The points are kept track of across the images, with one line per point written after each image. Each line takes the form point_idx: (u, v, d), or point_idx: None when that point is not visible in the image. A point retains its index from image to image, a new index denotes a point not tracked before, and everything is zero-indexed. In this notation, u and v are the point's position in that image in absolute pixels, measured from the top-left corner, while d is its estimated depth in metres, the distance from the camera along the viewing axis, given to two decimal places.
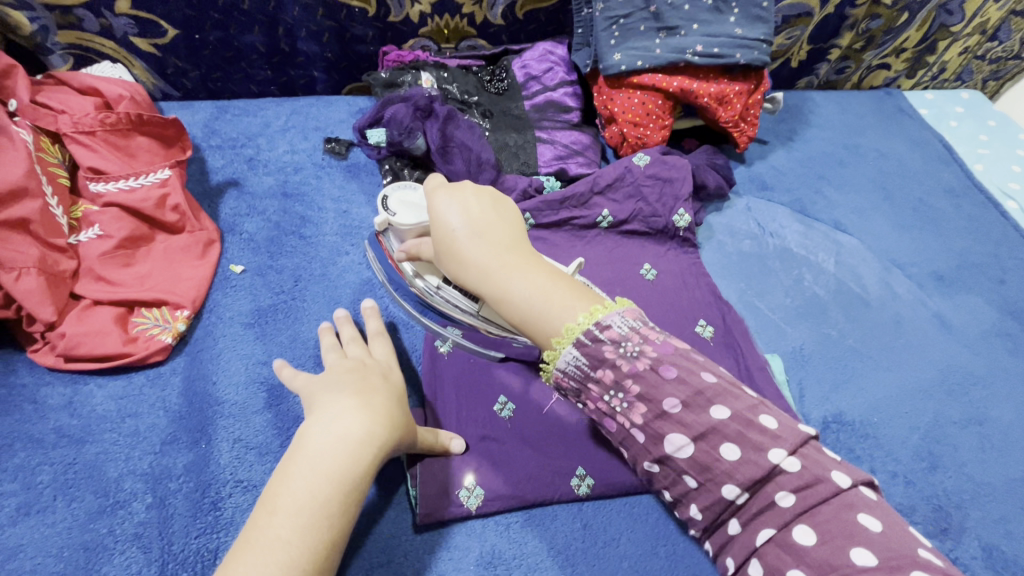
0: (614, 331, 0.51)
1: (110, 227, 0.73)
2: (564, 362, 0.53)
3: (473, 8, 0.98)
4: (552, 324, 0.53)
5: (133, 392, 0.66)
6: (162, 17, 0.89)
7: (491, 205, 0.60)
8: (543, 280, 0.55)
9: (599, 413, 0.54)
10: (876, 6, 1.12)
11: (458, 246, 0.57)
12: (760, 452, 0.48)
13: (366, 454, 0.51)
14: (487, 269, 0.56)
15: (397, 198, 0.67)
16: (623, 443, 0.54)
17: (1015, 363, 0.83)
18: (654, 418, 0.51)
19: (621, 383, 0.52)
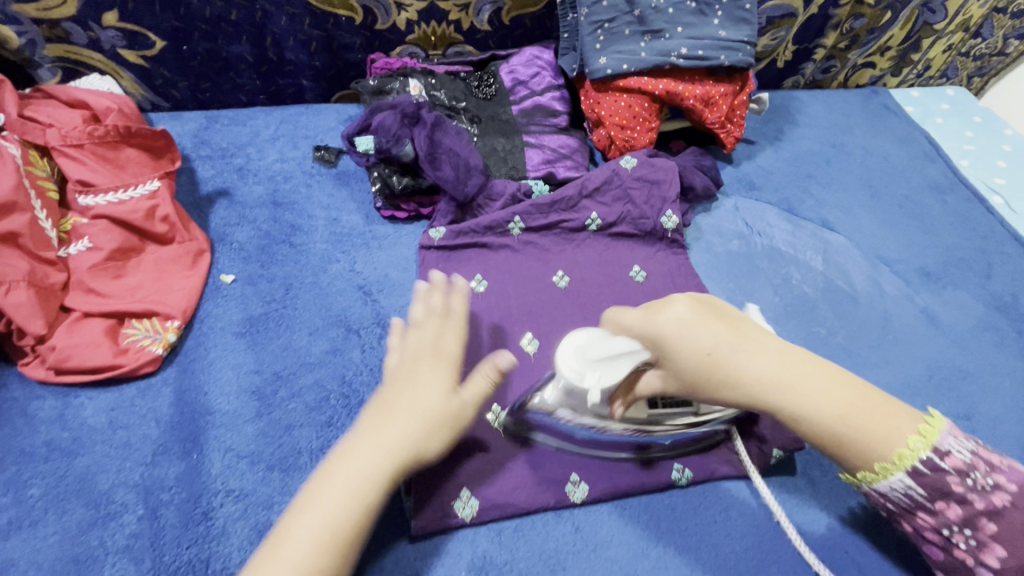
0: (956, 458, 0.55)
1: (99, 239, 0.73)
2: (886, 484, 0.56)
3: (459, 15, 0.98)
4: (873, 451, 0.55)
5: (124, 404, 0.67)
6: (149, 29, 0.89)
7: (720, 316, 0.60)
8: (840, 394, 0.56)
9: (924, 538, 0.58)
10: (860, 5, 1.13)
11: (735, 370, 0.57)
12: (1018, 528, 0.53)
13: (385, 472, 0.53)
14: (781, 387, 0.57)
15: (586, 356, 0.58)
16: (949, 570, 0.57)
17: (1002, 357, 0.83)
18: (1013, 556, 0.53)
19: (990, 512, 0.54)
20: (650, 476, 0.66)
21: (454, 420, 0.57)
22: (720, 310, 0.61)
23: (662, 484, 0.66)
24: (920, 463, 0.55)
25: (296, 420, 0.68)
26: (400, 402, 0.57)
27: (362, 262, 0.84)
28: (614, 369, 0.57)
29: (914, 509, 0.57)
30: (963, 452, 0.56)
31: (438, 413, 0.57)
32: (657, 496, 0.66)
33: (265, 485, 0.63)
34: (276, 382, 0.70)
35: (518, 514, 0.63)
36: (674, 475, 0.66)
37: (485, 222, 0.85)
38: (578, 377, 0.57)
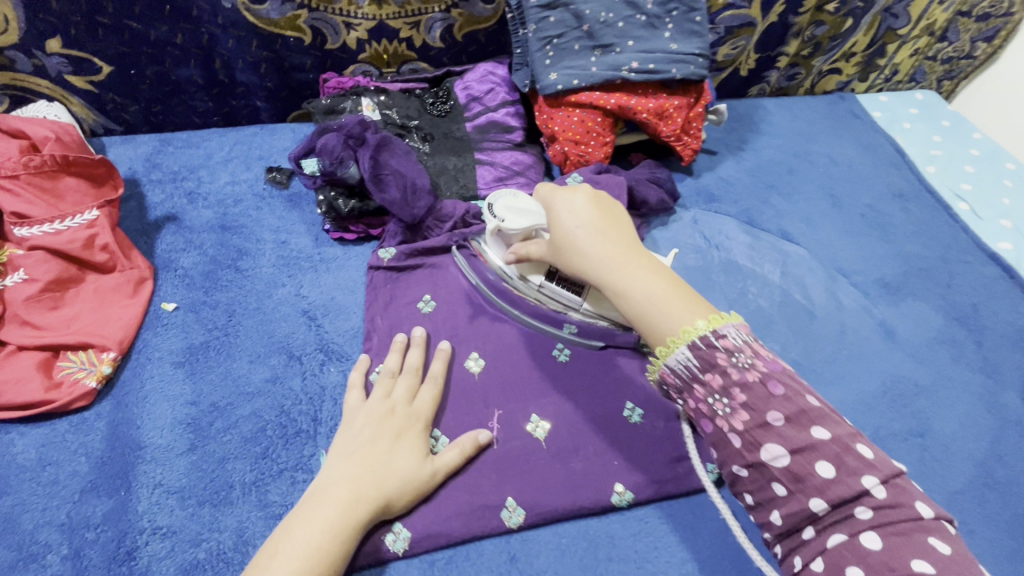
0: (728, 341, 0.55)
1: (34, 270, 0.73)
2: (672, 360, 0.58)
3: (411, 32, 0.98)
4: (664, 325, 0.59)
5: (56, 439, 0.66)
6: (94, 55, 0.89)
7: (604, 208, 0.68)
8: (663, 283, 0.61)
9: (700, 413, 0.58)
10: (820, 13, 1.11)
11: (578, 248, 0.65)
12: (817, 450, 0.51)
13: (361, 513, 0.58)
14: (607, 269, 0.63)
15: (501, 204, 0.75)
16: (716, 444, 0.57)
17: (960, 370, 0.82)
18: (754, 426, 0.53)
19: (726, 390, 0.55)
20: (588, 501, 0.65)
21: (429, 478, 0.62)
22: (605, 204, 0.69)
23: (602, 508, 0.65)
24: (689, 346, 0.57)
25: (230, 452, 0.67)
26: (365, 448, 0.61)
27: (308, 285, 0.84)
28: (518, 221, 0.73)
29: (683, 389, 0.59)
30: (747, 339, 0.57)
31: (414, 466, 0.62)
32: (597, 523, 0.65)
33: (195, 521, 0.62)
34: (212, 414, 0.70)
35: (452, 545, 0.62)
36: (614, 498, 0.66)
37: (432, 245, 0.84)
38: (490, 213, 0.75)
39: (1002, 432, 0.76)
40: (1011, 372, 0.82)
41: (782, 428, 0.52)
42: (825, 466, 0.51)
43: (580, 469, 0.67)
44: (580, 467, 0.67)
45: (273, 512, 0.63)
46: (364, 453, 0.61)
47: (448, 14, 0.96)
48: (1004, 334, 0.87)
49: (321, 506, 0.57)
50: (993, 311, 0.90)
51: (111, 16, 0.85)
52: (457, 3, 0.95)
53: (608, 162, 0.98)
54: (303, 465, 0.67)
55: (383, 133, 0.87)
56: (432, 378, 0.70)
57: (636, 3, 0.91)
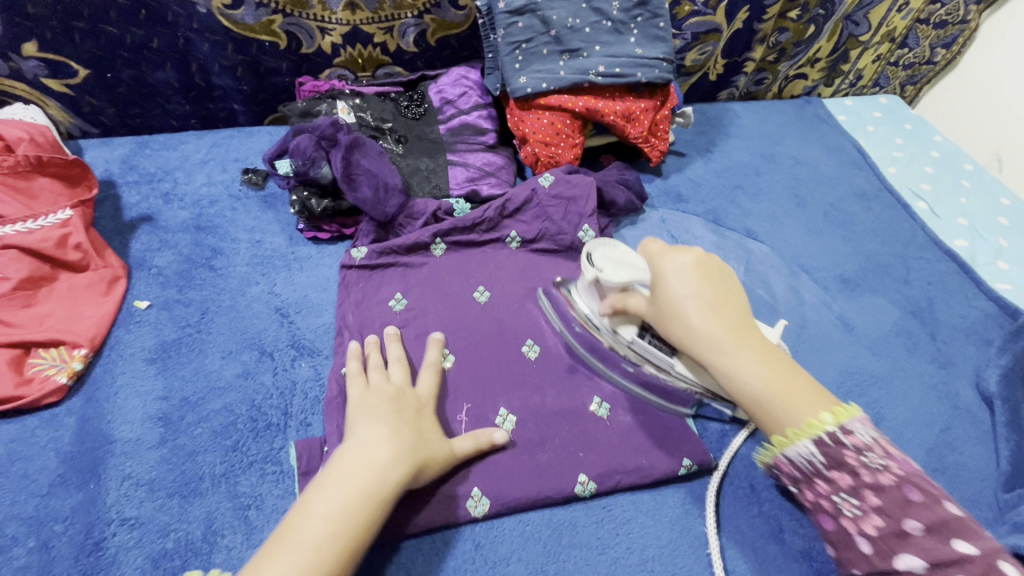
0: (857, 438, 0.54)
1: (5, 269, 0.73)
2: (793, 452, 0.57)
3: (385, 37, 1.00)
4: (785, 416, 0.57)
5: (25, 435, 0.67)
6: (71, 58, 0.90)
7: (716, 280, 0.65)
8: (770, 371, 0.59)
9: (819, 507, 0.57)
10: (783, 20, 1.16)
11: (685, 312, 0.63)
12: (950, 530, 0.49)
13: (396, 478, 0.58)
14: (721, 339, 0.61)
15: (601, 254, 0.72)
16: (835, 542, 0.56)
17: (913, 362, 0.85)
18: (889, 533, 0.51)
19: (855, 488, 0.54)
20: (552, 490, 0.67)
21: (448, 455, 0.64)
22: (719, 274, 0.67)
23: (565, 497, 0.67)
24: (812, 440, 0.55)
25: (201, 445, 0.68)
26: (389, 422, 0.62)
27: (282, 284, 0.85)
28: (618, 271, 0.70)
29: (797, 479, 0.58)
30: (875, 436, 0.54)
31: (436, 443, 0.64)
32: (560, 510, 0.67)
33: (163, 513, 0.63)
34: (183, 408, 0.71)
35: (419, 535, 0.63)
36: (578, 488, 0.67)
37: (404, 243, 0.85)
38: (588, 262, 0.71)
39: (953, 420, 0.79)
40: (962, 363, 0.86)
41: (922, 538, 0.50)
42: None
43: (545, 460, 0.69)
44: (546, 458, 0.69)
45: (242, 503, 0.65)
46: (393, 425, 0.62)
47: (421, 19, 0.99)
48: (957, 327, 0.90)
49: (357, 469, 0.57)
50: (947, 305, 0.93)
51: (87, 20, 0.87)
52: (430, 8, 0.97)
53: (578, 163, 1.01)
54: (273, 457, 0.68)
55: (355, 134, 0.89)
56: (428, 368, 0.72)
57: (602, 9, 0.94)
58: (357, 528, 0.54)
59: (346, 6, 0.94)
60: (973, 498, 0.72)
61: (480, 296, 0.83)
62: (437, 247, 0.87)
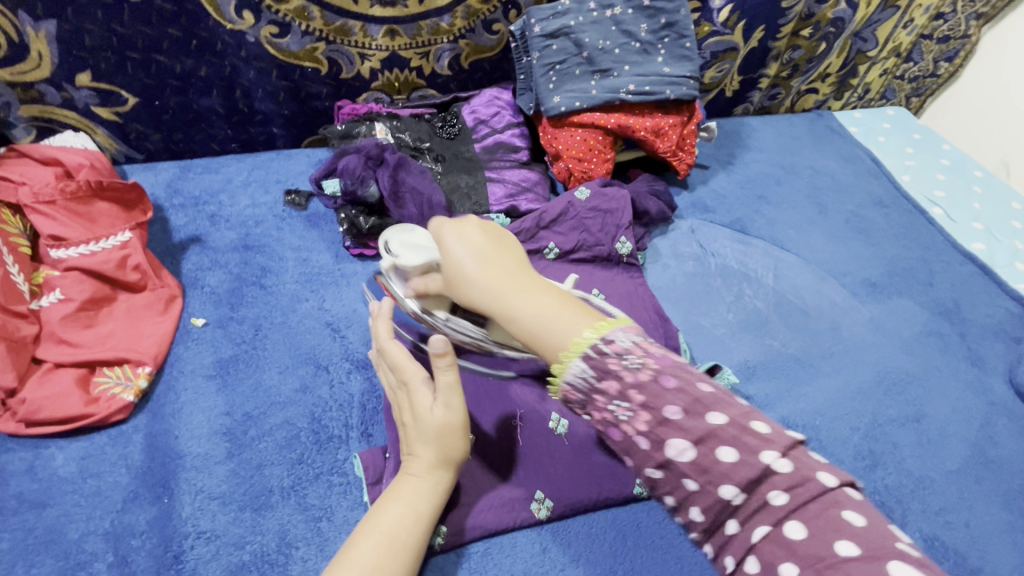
0: (617, 344, 0.50)
1: (70, 290, 0.75)
2: (571, 375, 0.51)
3: (421, 61, 1.04)
4: (546, 353, 0.52)
5: (96, 452, 0.68)
6: (121, 87, 0.93)
7: (497, 238, 0.58)
8: (529, 307, 0.53)
9: (606, 422, 0.51)
10: (796, 38, 1.21)
11: (465, 275, 0.56)
12: (716, 436, 0.46)
13: (431, 492, 0.59)
14: (495, 289, 0.54)
15: (398, 241, 0.67)
16: (625, 451, 0.52)
17: (946, 361, 0.87)
18: (657, 424, 0.48)
19: (625, 391, 0.49)
20: (613, 492, 0.68)
21: (456, 420, 0.59)
22: (501, 234, 0.59)
23: (625, 498, 0.68)
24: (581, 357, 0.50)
25: (267, 459, 0.69)
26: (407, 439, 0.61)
27: (331, 300, 0.88)
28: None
29: (587, 399, 0.51)
30: (638, 343, 0.50)
31: (437, 421, 0.59)
32: (622, 512, 0.68)
33: (237, 525, 0.64)
34: (247, 422, 0.72)
35: (480, 539, 0.64)
36: (637, 489, 0.68)
37: None
38: (389, 253, 0.66)
39: (991, 415, 0.81)
40: (994, 361, 0.88)
41: (681, 420, 0.47)
42: (727, 450, 0.46)
43: (601, 462, 0.70)
44: (602, 460, 0.70)
45: (314, 515, 0.66)
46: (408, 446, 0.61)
47: (456, 44, 1.03)
48: (985, 326, 0.93)
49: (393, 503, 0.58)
50: (973, 306, 0.96)
51: (141, 51, 0.90)
52: (465, 34, 1.02)
53: (609, 177, 1.05)
54: (338, 468, 0.70)
55: (400, 154, 0.93)
56: (386, 343, 0.63)
57: (631, 31, 0.99)
58: (412, 545, 0.56)
59: (387, 33, 0.98)
60: (1017, 490, 0.74)
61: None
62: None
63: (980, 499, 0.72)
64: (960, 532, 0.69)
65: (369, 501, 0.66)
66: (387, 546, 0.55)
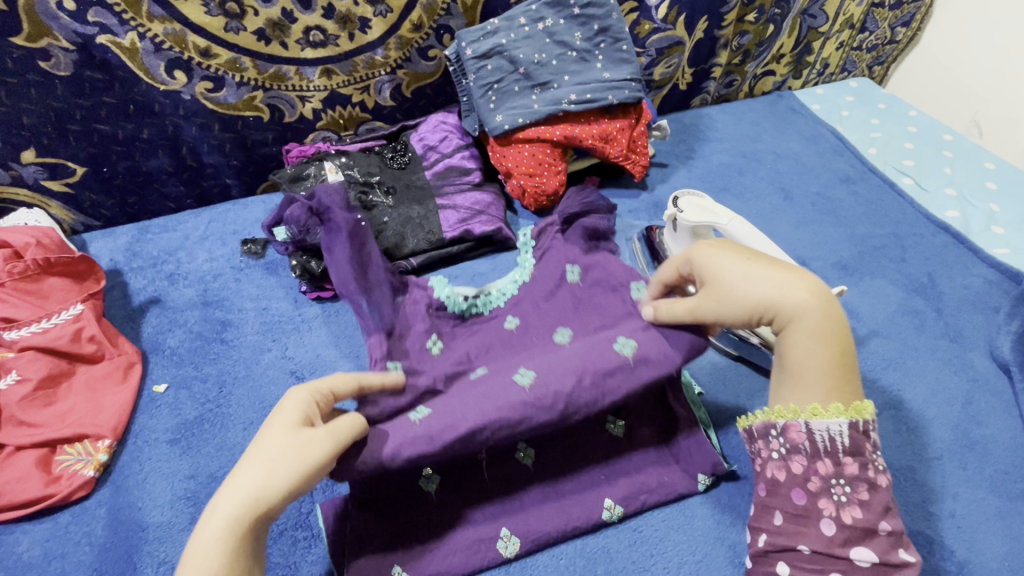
0: (874, 436, 0.57)
1: (26, 370, 0.75)
2: (820, 423, 0.56)
3: (362, 96, 1.04)
4: (802, 394, 0.58)
5: (60, 532, 0.68)
6: (68, 159, 0.94)
7: (780, 266, 0.60)
8: (822, 354, 0.57)
9: (804, 482, 0.58)
10: (742, 24, 1.19)
11: (744, 295, 0.58)
12: (898, 567, 0.54)
13: (237, 539, 0.47)
14: (791, 325, 0.57)
15: (687, 200, 0.85)
16: (795, 515, 0.58)
17: (924, 340, 0.84)
18: (865, 525, 0.55)
19: (852, 479, 0.56)
20: (581, 520, 0.66)
21: (307, 450, 0.52)
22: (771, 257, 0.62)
23: (594, 524, 0.66)
24: (848, 419, 0.56)
25: None
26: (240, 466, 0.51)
27: (294, 347, 0.87)
28: (699, 215, 0.82)
29: (794, 449, 0.58)
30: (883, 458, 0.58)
31: (291, 440, 0.51)
32: (592, 539, 0.67)
33: None
34: (211, 485, 0.72)
35: None
36: (604, 513, 0.67)
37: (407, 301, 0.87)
38: (675, 205, 0.85)
39: (973, 393, 0.78)
40: (974, 334, 0.85)
41: (885, 539, 0.55)
42: None
43: (568, 489, 0.68)
44: (568, 486, 0.68)
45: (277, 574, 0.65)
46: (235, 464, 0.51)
47: (394, 74, 1.03)
48: (962, 299, 0.90)
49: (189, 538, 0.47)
50: (949, 278, 0.93)
51: (80, 122, 0.91)
52: (401, 64, 1.02)
53: (564, 188, 1.03)
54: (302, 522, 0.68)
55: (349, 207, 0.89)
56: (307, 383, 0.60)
57: (565, 41, 0.98)
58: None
59: (322, 73, 0.98)
60: (1005, 471, 0.71)
61: (511, 325, 0.81)
62: (466, 312, 0.83)
63: (964, 485, 0.69)
64: (946, 524, 0.66)
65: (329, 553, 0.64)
66: None
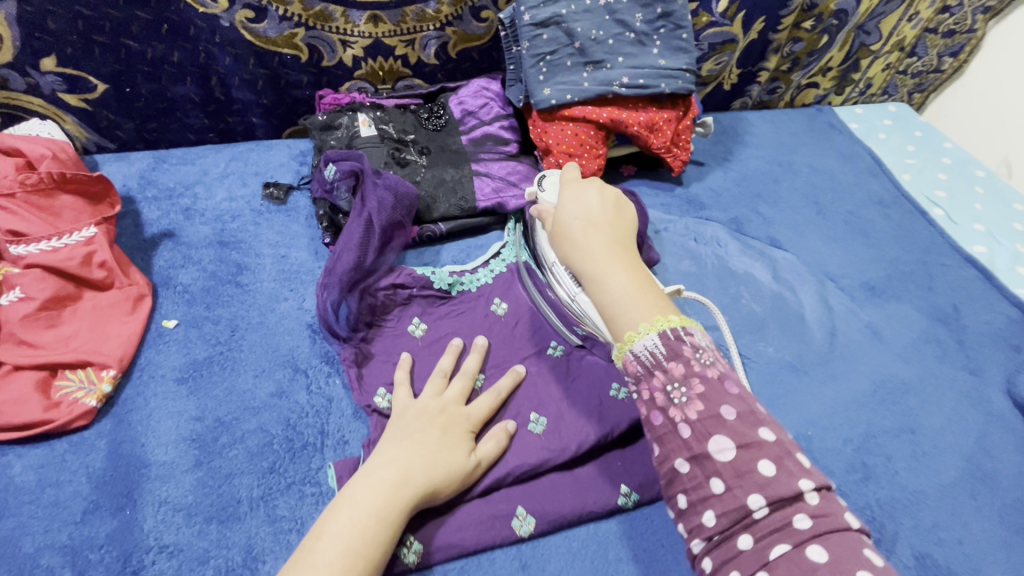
0: (694, 338, 0.55)
1: (31, 288, 0.72)
2: (639, 347, 0.56)
3: (406, 49, 1.00)
4: (620, 321, 0.59)
5: (55, 460, 0.65)
6: (90, 73, 0.89)
7: (617, 212, 0.69)
8: (632, 280, 0.61)
9: (652, 404, 0.55)
10: (797, 30, 1.17)
11: (564, 225, 0.67)
12: (761, 449, 0.51)
13: (399, 511, 0.57)
14: (587, 249, 0.64)
15: (552, 180, 0.80)
16: (660, 437, 0.54)
17: (944, 370, 0.85)
18: (707, 416, 0.52)
19: (687, 377, 0.54)
20: (596, 505, 0.65)
21: (472, 469, 0.63)
22: (622, 217, 0.69)
23: (609, 510, 0.66)
24: (658, 334, 0.55)
25: (236, 467, 0.66)
26: (410, 442, 0.62)
27: (311, 299, 0.84)
28: (556, 197, 0.78)
29: (635, 380, 0.56)
30: (710, 347, 0.56)
31: (459, 461, 0.62)
32: (606, 525, 0.66)
33: (202, 538, 0.61)
34: (218, 429, 0.69)
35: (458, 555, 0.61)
36: (621, 500, 0.66)
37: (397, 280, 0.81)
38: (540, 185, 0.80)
39: (987, 427, 0.79)
40: (992, 369, 0.86)
41: (732, 423, 0.52)
42: (767, 464, 0.50)
43: (585, 474, 0.67)
44: (585, 471, 0.68)
45: (283, 527, 0.63)
46: (411, 446, 0.61)
47: (443, 31, 0.99)
48: (983, 333, 0.91)
49: (364, 489, 0.57)
50: (973, 312, 0.94)
51: (108, 34, 0.85)
52: (452, 21, 0.97)
53: (601, 173, 1.01)
54: (311, 478, 0.66)
55: (373, 183, 0.83)
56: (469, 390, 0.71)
57: (625, 21, 0.94)
58: (372, 548, 0.54)
59: (369, 19, 0.94)
60: (1013, 506, 0.72)
61: (498, 309, 0.81)
62: (452, 288, 0.83)
63: (973, 514, 0.70)
64: (953, 550, 0.67)
65: None
66: (344, 554, 0.53)
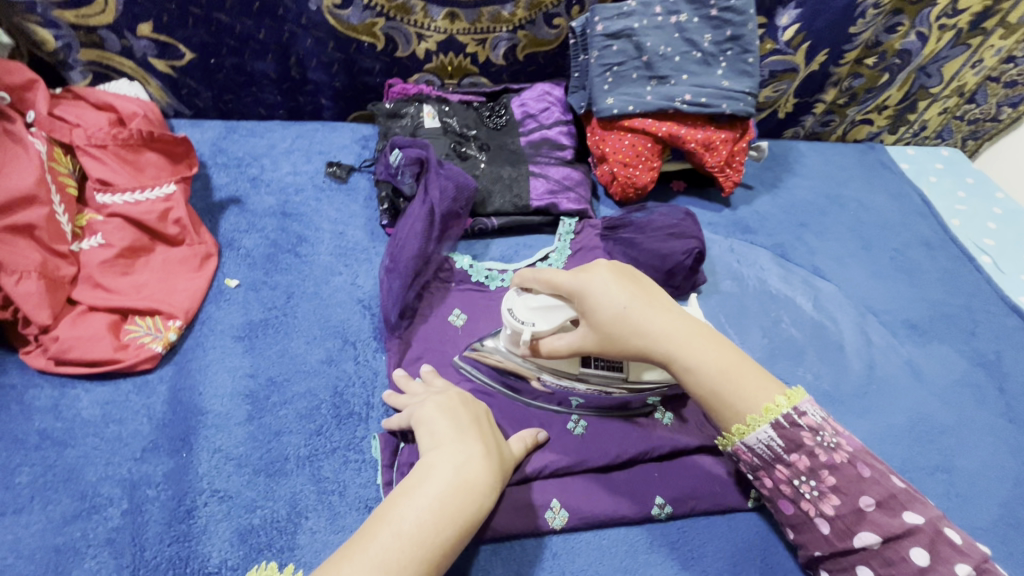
0: (809, 418, 0.59)
1: (112, 236, 0.76)
2: (754, 439, 0.61)
3: (477, 48, 1.03)
4: (744, 404, 0.61)
5: (120, 398, 0.68)
6: (180, 42, 0.94)
7: (628, 280, 0.67)
8: (719, 356, 0.63)
9: (779, 493, 0.61)
10: (858, 66, 1.18)
11: (637, 326, 0.63)
12: (915, 536, 0.54)
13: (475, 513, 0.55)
14: (679, 344, 0.63)
15: (521, 305, 0.67)
16: (795, 526, 0.61)
17: (983, 416, 0.84)
18: (846, 511, 0.57)
19: (812, 469, 0.59)
20: (628, 510, 0.66)
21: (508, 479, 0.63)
22: (636, 278, 0.68)
23: (641, 517, 0.67)
24: (773, 424, 0.59)
25: (286, 426, 0.69)
26: (484, 441, 0.60)
27: (363, 276, 0.87)
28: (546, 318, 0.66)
29: (754, 466, 0.62)
30: (816, 412, 0.60)
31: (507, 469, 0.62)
32: (637, 528, 0.67)
33: (250, 488, 0.64)
34: (269, 388, 0.72)
35: (491, 540, 0.63)
36: (654, 510, 0.67)
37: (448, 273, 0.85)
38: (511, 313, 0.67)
39: None
40: None
41: (874, 512, 0.56)
42: (920, 552, 0.54)
43: (620, 478, 0.69)
44: (620, 475, 0.69)
45: (326, 488, 0.65)
46: (486, 447, 0.60)
47: (514, 34, 1.02)
48: None
49: (450, 482, 0.55)
50: (1015, 361, 0.93)
51: (203, 7, 0.90)
52: (524, 25, 1.01)
53: (653, 185, 1.03)
54: (355, 445, 0.69)
55: (436, 176, 0.85)
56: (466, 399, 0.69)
57: (693, 40, 0.97)
58: (439, 546, 0.52)
59: (447, 16, 0.97)
60: None
61: None
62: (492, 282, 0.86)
63: (1005, 560, 0.70)
64: None
65: (382, 483, 0.65)
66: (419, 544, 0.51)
